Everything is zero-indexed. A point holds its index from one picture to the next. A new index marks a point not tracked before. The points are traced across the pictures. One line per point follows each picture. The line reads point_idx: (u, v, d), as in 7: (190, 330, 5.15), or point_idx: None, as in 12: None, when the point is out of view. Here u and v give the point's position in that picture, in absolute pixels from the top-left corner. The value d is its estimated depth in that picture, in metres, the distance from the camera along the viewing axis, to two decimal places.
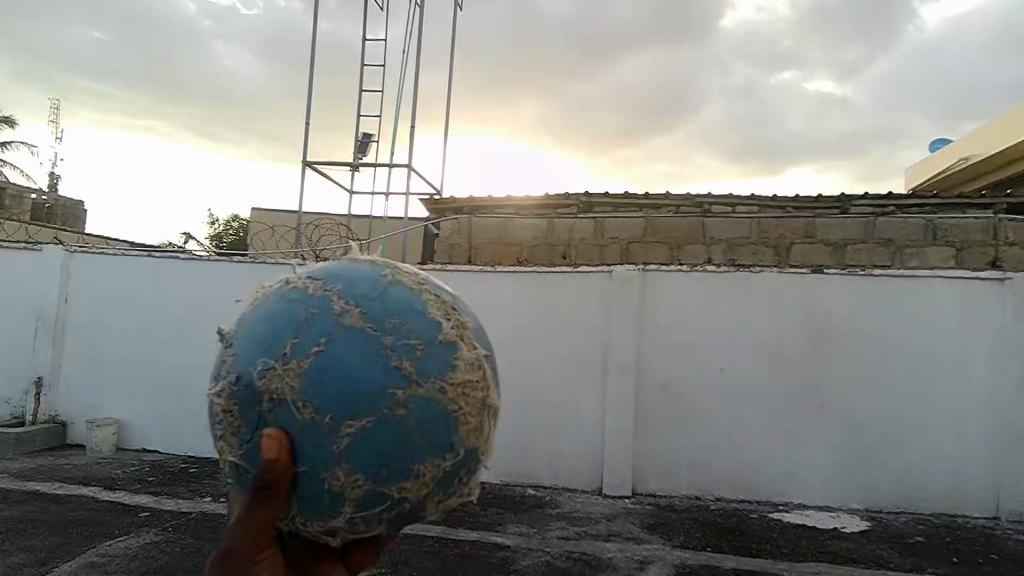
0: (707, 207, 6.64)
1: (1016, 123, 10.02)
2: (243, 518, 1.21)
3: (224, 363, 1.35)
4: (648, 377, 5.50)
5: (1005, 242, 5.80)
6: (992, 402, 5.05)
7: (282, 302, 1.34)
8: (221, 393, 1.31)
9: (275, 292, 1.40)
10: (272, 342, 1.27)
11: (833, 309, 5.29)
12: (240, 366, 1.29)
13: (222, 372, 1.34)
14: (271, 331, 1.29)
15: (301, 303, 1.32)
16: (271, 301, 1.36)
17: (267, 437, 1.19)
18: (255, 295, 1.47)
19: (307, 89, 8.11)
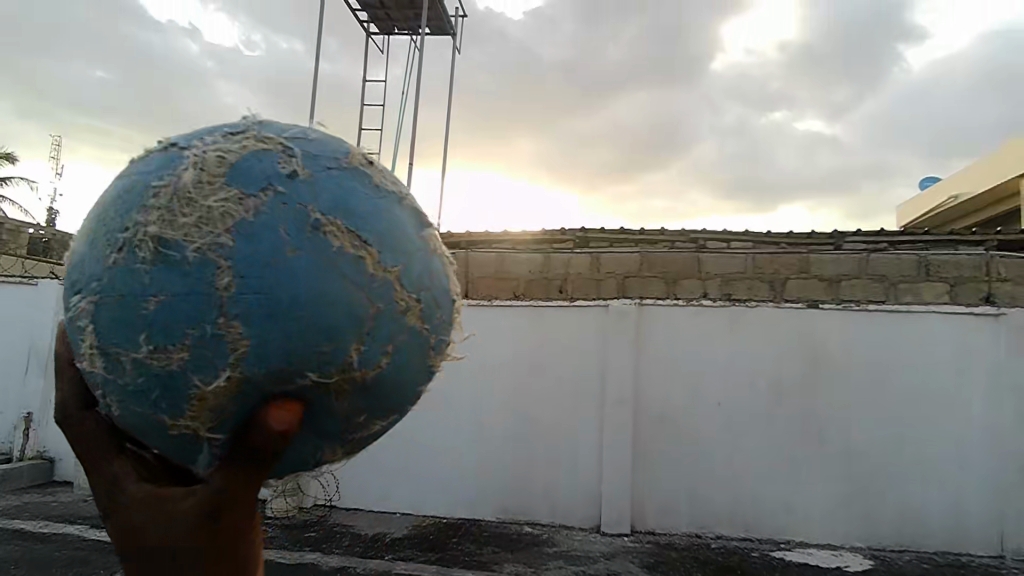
0: (702, 242, 6.71)
1: (1002, 160, 10.19)
2: (222, 498, 1.11)
3: (216, 337, 1.03)
4: (645, 413, 5.45)
5: (997, 277, 5.86)
6: (991, 437, 5.02)
7: (322, 270, 1.06)
8: (223, 385, 1.04)
9: (295, 238, 1.07)
10: (328, 342, 1.06)
11: (828, 344, 5.29)
12: (270, 363, 1.04)
13: (223, 355, 1.04)
14: (320, 320, 1.05)
15: (358, 287, 1.09)
16: (301, 260, 1.06)
17: (281, 409, 1.07)
18: (245, 216, 1.07)
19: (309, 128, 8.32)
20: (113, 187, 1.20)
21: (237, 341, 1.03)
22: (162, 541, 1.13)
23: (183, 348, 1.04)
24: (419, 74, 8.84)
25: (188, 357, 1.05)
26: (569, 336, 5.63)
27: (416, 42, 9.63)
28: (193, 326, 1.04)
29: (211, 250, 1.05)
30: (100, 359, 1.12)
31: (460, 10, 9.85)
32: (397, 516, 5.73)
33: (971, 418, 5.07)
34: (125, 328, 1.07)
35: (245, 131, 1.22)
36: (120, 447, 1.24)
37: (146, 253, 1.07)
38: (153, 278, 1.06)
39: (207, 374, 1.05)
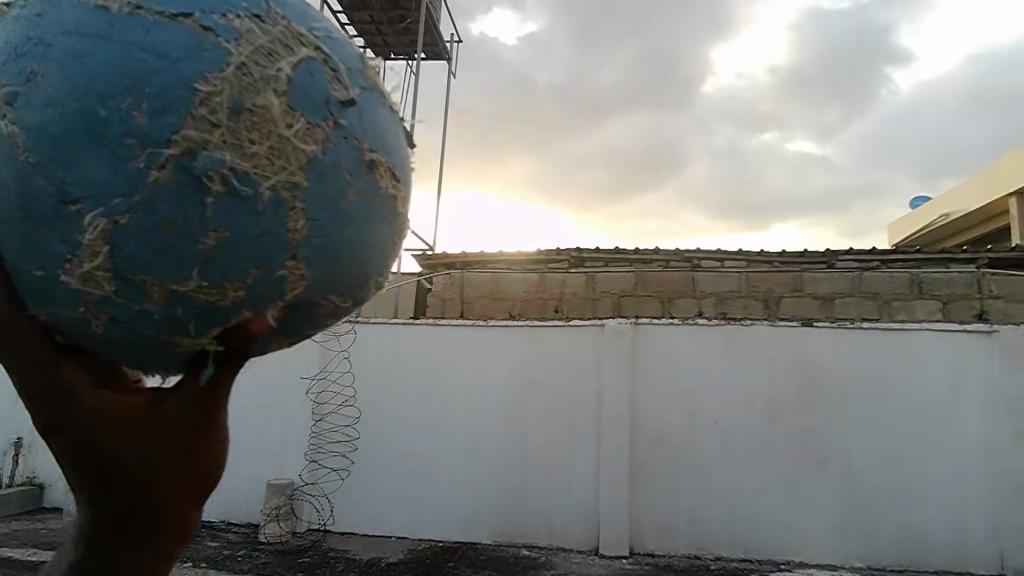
0: (696, 261, 6.73)
1: (988, 180, 10.36)
2: (214, 402, 0.99)
3: (280, 278, 0.90)
4: (642, 433, 5.42)
5: (989, 295, 5.90)
6: (987, 453, 5.02)
7: (372, 216, 0.98)
8: (267, 313, 0.93)
9: (354, 179, 0.94)
10: (360, 272, 0.99)
11: (823, 361, 5.31)
12: (314, 294, 0.96)
13: (276, 289, 0.91)
14: (360, 254, 0.98)
15: (391, 229, 1.03)
16: (359, 204, 0.95)
17: (277, 312, 0.94)
18: (312, 153, 0.90)
19: None
20: (113, 58, 0.85)
21: (295, 282, 0.92)
22: (127, 451, 0.95)
23: (241, 285, 0.88)
24: (414, 98, 8.96)
25: (247, 296, 0.89)
26: (567, 355, 5.61)
27: (411, 67, 9.79)
28: (258, 268, 0.88)
29: (284, 188, 0.89)
30: (113, 283, 0.86)
31: (455, 35, 10.01)
32: (392, 541, 5.65)
33: (967, 435, 5.06)
34: (167, 260, 0.84)
35: (274, 18, 0.96)
36: (58, 345, 0.94)
37: (210, 186, 0.84)
38: (216, 213, 0.85)
39: (255, 306, 0.91)
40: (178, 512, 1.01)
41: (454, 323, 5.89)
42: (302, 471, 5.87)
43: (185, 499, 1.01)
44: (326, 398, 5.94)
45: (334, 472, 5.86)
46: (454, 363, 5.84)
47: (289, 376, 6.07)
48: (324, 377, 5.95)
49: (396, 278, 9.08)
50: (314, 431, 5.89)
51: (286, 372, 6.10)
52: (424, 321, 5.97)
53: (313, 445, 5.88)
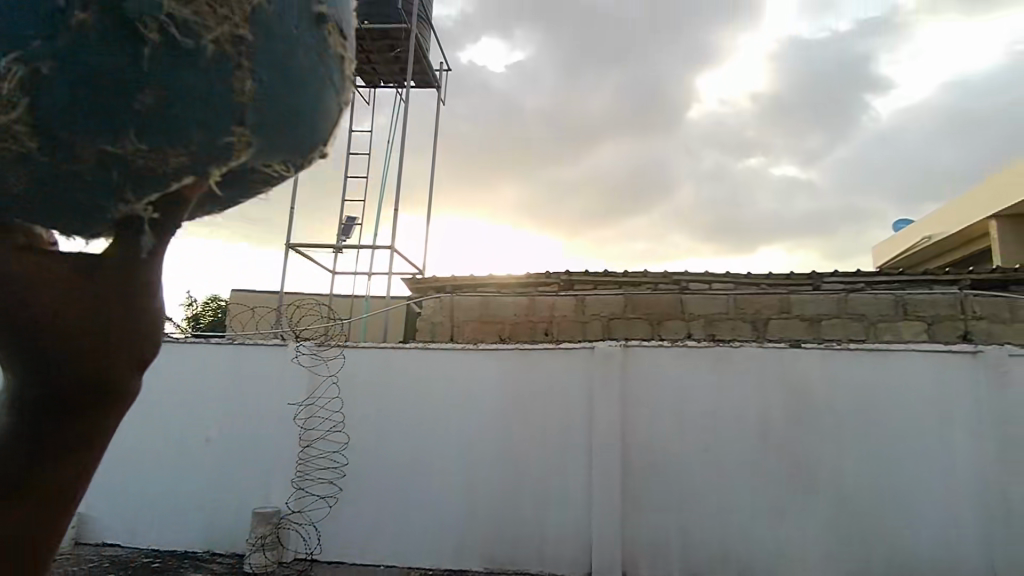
0: (685, 283, 6.72)
1: (964, 204, 10.61)
2: (144, 275, 0.99)
3: (226, 145, 0.96)
4: (633, 456, 5.40)
5: (973, 315, 5.99)
6: (976, 471, 5.03)
7: (311, 76, 1.03)
8: (209, 172, 0.99)
9: (294, 32, 0.99)
10: (299, 137, 1.07)
11: (812, 382, 5.33)
12: (258, 158, 1.04)
13: (221, 153, 0.97)
14: (297, 116, 1.04)
15: (332, 87, 1.09)
16: (299, 63, 1.00)
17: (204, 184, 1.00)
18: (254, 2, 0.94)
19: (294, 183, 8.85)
20: None
21: (242, 149, 0.99)
22: (55, 331, 0.90)
23: (186, 149, 0.93)
24: (404, 125, 9.08)
25: (192, 159, 0.95)
26: (558, 378, 5.61)
27: (400, 94, 9.93)
28: (204, 133, 0.93)
29: (227, 42, 0.92)
30: (38, 140, 0.87)
31: (445, 64, 10.17)
32: (381, 570, 5.54)
33: (956, 455, 5.08)
34: (103, 116, 0.87)
35: None
36: None
37: (149, 33, 0.86)
38: (156, 66, 0.87)
39: (195, 163, 0.96)
40: (118, 392, 0.97)
41: (444, 346, 5.87)
42: (288, 499, 5.76)
43: (130, 381, 0.98)
44: (314, 424, 5.86)
45: (321, 499, 5.76)
46: (443, 386, 5.81)
47: (276, 401, 5.99)
48: (312, 403, 5.87)
49: (386, 302, 9.06)
50: (300, 458, 5.79)
51: (273, 398, 6.00)
52: (413, 345, 5.94)
53: (300, 473, 5.77)
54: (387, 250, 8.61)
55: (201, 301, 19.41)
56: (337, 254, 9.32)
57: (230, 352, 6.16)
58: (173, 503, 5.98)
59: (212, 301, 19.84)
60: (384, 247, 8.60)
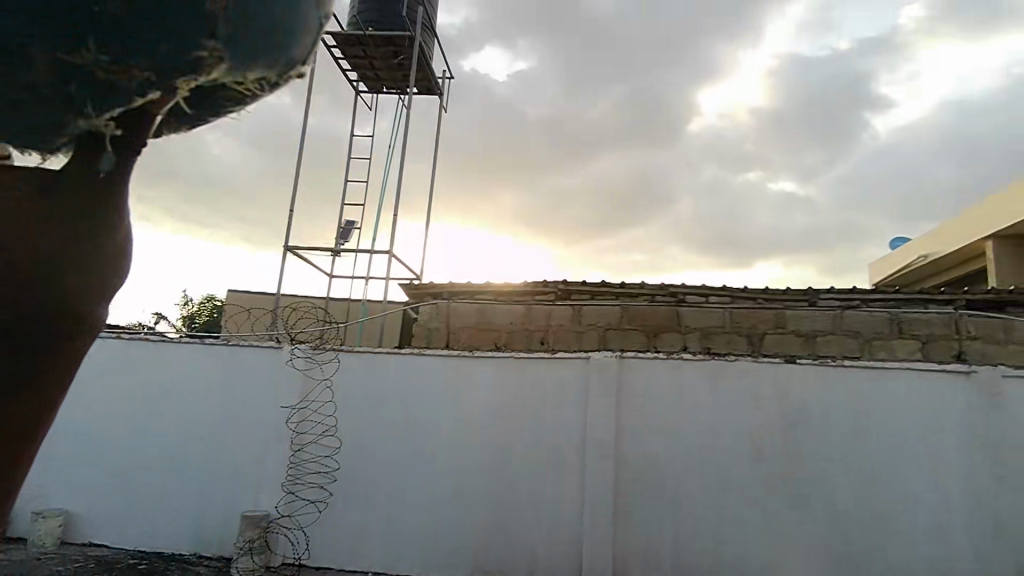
0: (681, 295, 6.77)
1: (959, 225, 10.70)
2: (112, 206, 0.78)
3: (195, 61, 0.76)
4: (626, 467, 5.38)
5: (967, 335, 6.02)
6: (969, 493, 5.01)
7: None
8: (175, 88, 0.79)
9: None
10: (280, 49, 0.83)
11: (806, 398, 5.33)
12: (236, 74, 0.82)
13: (188, 69, 0.76)
14: (276, 24, 0.79)
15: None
16: None
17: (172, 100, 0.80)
18: None
19: (295, 186, 8.88)
20: None
21: (214, 67, 0.77)
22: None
23: (147, 60, 0.74)
24: (405, 131, 9.11)
25: (152, 81, 0.76)
26: (551, 388, 5.60)
27: (403, 100, 9.99)
28: (170, 44, 0.74)
29: None
30: None
31: (448, 71, 10.22)
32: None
33: (949, 476, 5.06)
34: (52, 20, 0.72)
35: None
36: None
37: None
38: None
39: (161, 76, 0.76)
40: (82, 327, 0.76)
41: (439, 353, 5.85)
42: (279, 502, 5.72)
43: (92, 309, 0.76)
44: (306, 428, 5.83)
45: (312, 504, 5.72)
46: (438, 393, 5.79)
47: (269, 404, 5.95)
48: (305, 407, 5.86)
49: (383, 306, 9.06)
50: (292, 462, 5.76)
51: (267, 400, 5.97)
52: (409, 351, 5.93)
53: (291, 476, 5.74)
54: (385, 254, 8.62)
55: (197, 301, 19.39)
56: (335, 258, 9.31)
57: (224, 353, 6.13)
58: (162, 504, 5.93)
59: (207, 300, 19.80)
60: (383, 251, 8.61)
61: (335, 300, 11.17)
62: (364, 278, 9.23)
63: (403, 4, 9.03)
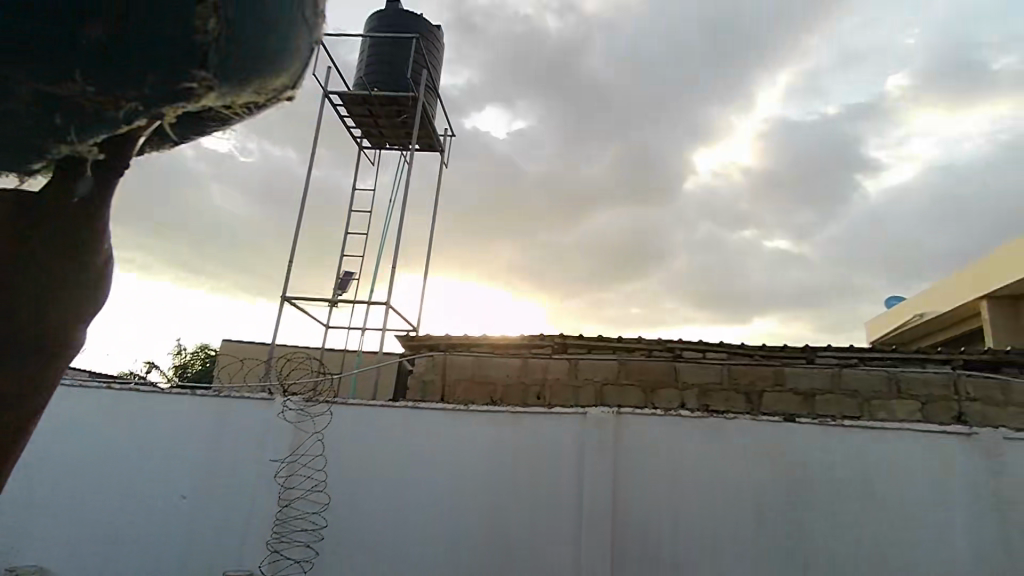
0: (678, 351, 6.77)
1: (953, 283, 10.76)
2: (95, 228, 1.02)
3: (185, 91, 0.90)
4: (623, 529, 5.20)
5: (966, 396, 5.98)
6: (980, 563, 4.77)
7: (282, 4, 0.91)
8: (162, 114, 0.95)
9: None
10: (270, 72, 0.95)
11: (806, 459, 5.16)
12: (226, 98, 0.95)
13: (178, 97, 0.91)
14: (264, 52, 0.91)
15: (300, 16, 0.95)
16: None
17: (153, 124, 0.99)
18: None
19: (295, 237, 8.95)
20: None
21: (203, 94, 0.91)
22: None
23: (136, 90, 0.90)
24: (406, 186, 9.29)
25: (141, 109, 0.94)
26: (546, 444, 5.48)
27: (405, 156, 10.26)
28: (157, 75, 0.88)
29: None
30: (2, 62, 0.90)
31: (449, 130, 10.51)
32: None
33: (957, 544, 4.83)
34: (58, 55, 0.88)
35: None
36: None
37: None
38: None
39: (149, 104, 0.93)
40: (63, 344, 1.01)
41: (433, 406, 5.75)
42: (263, 561, 5.53)
43: (73, 336, 1.02)
44: (294, 482, 5.68)
45: (296, 564, 5.52)
46: (430, 449, 5.65)
47: (257, 458, 5.81)
48: (294, 460, 5.72)
49: (378, 358, 8.99)
50: (278, 518, 5.61)
51: (255, 455, 5.83)
52: (402, 404, 5.83)
53: (277, 534, 5.58)
54: (382, 306, 8.61)
55: (191, 349, 19.21)
56: (331, 308, 9.30)
57: (213, 404, 6.02)
58: (140, 560, 5.72)
59: (201, 349, 19.63)
60: (380, 302, 8.61)
61: (330, 351, 11.08)
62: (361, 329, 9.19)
63: (407, 68, 9.37)
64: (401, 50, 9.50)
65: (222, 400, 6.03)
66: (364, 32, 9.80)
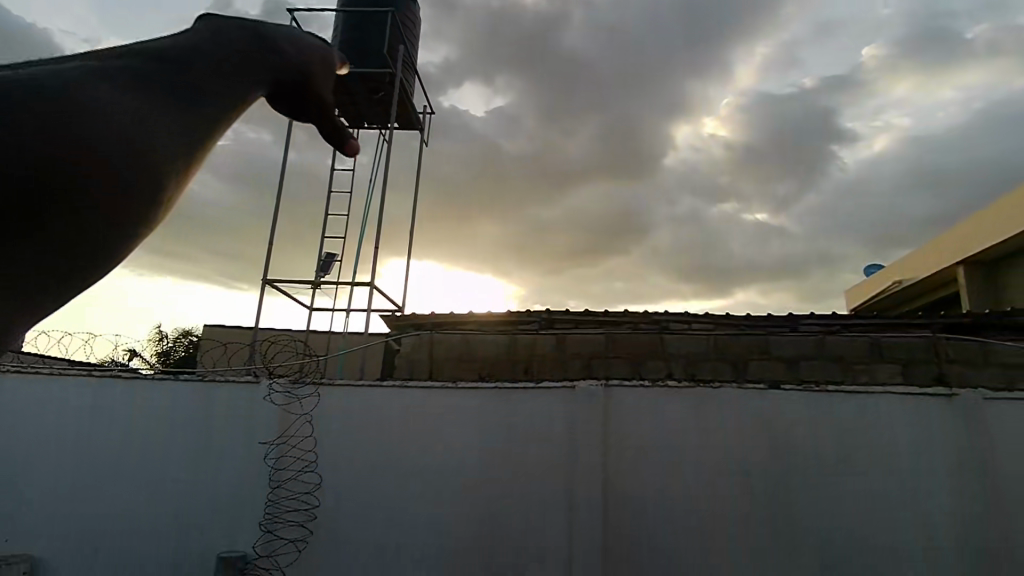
0: (664, 323, 6.83)
1: (931, 251, 10.86)
2: None
3: None
4: (615, 499, 5.29)
5: (947, 359, 6.10)
6: (956, 520, 4.98)
7: None
8: None
9: None
10: None
11: (793, 425, 5.28)
12: None
13: None
14: None
15: None
16: None
17: None
18: None
19: (274, 226, 8.93)
20: None
21: None
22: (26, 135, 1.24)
23: None
24: (387, 165, 9.21)
25: None
26: (506, 514, 5.40)
27: (384, 134, 10.11)
28: None
29: None
30: None
31: (427, 106, 10.35)
32: None
33: (942, 516, 5.00)
34: None
35: None
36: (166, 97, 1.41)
37: None
38: None
39: None
40: (97, 139, 1.29)
41: (423, 384, 5.75)
42: (255, 543, 5.61)
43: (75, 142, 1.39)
44: (285, 464, 5.72)
45: (290, 544, 5.58)
46: (421, 427, 5.68)
47: (247, 442, 5.84)
48: (284, 442, 5.73)
49: (365, 339, 9.01)
50: (269, 500, 5.66)
51: (244, 439, 5.85)
52: (390, 383, 5.82)
53: (269, 515, 5.63)
54: (367, 288, 8.60)
55: (172, 337, 18.86)
56: (315, 291, 9.23)
57: (198, 390, 6.00)
58: (137, 556, 5.74)
59: (182, 336, 19.37)
60: (365, 283, 8.60)
61: (315, 333, 11.07)
62: (347, 310, 9.14)
63: (383, 44, 9.15)
64: (375, 26, 9.27)
65: (206, 385, 6.01)
66: (337, 5, 9.50)
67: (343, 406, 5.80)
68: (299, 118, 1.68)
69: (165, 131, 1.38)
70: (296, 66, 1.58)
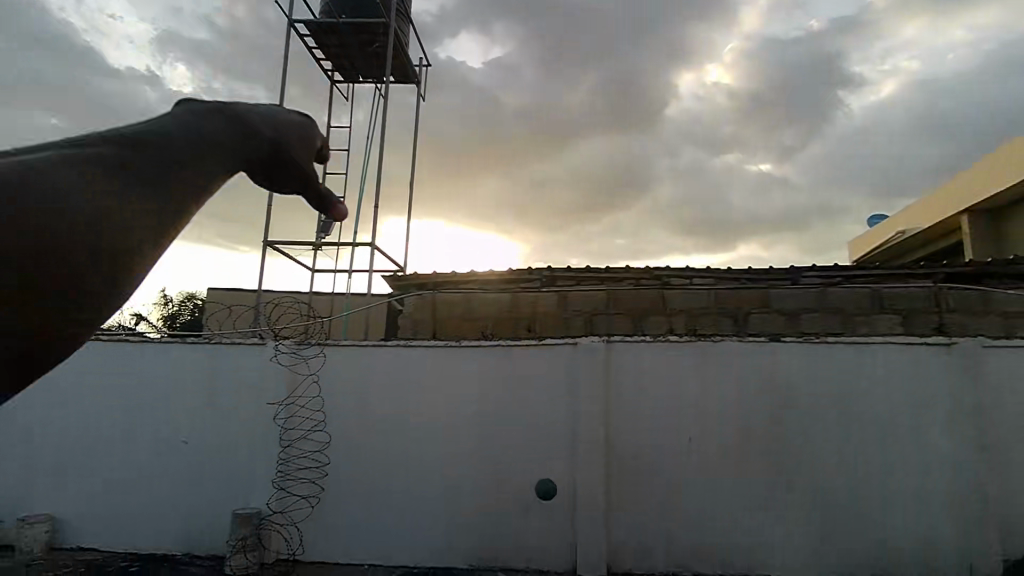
0: (665, 278, 6.85)
1: (938, 200, 10.72)
2: None
3: None
4: (618, 452, 5.47)
5: (947, 309, 6.13)
6: (949, 465, 5.16)
7: None
8: None
9: None
10: None
11: (792, 378, 5.40)
12: None
13: None
14: None
15: None
16: None
17: None
18: None
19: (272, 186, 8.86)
20: None
21: None
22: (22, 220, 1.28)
23: None
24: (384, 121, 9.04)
25: None
26: (513, 468, 5.57)
27: (380, 88, 9.87)
28: None
29: None
30: None
31: (422, 58, 10.06)
32: (365, 568, 5.59)
33: (934, 459, 5.19)
34: None
35: None
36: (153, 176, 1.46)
37: None
38: None
39: None
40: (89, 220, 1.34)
41: (427, 343, 5.85)
42: (269, 500, 5.76)
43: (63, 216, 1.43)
44: (295, 423, 5.84)
45: (303, 500, 5.76)
46: (428, 386, 5.80)
47: (256, 403, 5.95)
48: (293, 402, 5.85)
49: (366, 299, 9.05)
50: (281, 458, 5.78)
51: (253, 401, 5.96)
52: (395, 343, 5.90)
53: (282, 473, 5.77)
54: (367, 248, 8.57)
55: (177, 300, 19.02)
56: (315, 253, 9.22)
57: (205, 352, 6.08)
58: (156, 512, 5.94)
59: (186, 300, 19.54)
60: (364, 243, 8.58)
61: (318, 295, 11.13)
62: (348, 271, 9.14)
63: None
64: None
65: (213, 347, 6.08)
66: None
67: (350, 366, 5.90)
68: (276, 187, 1.75)
69: (146, 199, 1.42)
70: (267, 142, 1.65)
